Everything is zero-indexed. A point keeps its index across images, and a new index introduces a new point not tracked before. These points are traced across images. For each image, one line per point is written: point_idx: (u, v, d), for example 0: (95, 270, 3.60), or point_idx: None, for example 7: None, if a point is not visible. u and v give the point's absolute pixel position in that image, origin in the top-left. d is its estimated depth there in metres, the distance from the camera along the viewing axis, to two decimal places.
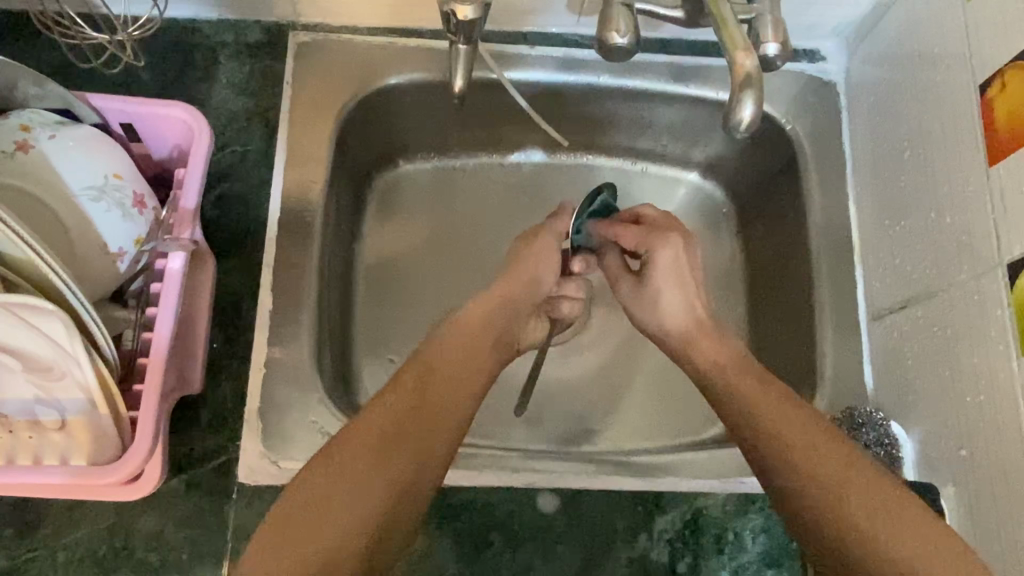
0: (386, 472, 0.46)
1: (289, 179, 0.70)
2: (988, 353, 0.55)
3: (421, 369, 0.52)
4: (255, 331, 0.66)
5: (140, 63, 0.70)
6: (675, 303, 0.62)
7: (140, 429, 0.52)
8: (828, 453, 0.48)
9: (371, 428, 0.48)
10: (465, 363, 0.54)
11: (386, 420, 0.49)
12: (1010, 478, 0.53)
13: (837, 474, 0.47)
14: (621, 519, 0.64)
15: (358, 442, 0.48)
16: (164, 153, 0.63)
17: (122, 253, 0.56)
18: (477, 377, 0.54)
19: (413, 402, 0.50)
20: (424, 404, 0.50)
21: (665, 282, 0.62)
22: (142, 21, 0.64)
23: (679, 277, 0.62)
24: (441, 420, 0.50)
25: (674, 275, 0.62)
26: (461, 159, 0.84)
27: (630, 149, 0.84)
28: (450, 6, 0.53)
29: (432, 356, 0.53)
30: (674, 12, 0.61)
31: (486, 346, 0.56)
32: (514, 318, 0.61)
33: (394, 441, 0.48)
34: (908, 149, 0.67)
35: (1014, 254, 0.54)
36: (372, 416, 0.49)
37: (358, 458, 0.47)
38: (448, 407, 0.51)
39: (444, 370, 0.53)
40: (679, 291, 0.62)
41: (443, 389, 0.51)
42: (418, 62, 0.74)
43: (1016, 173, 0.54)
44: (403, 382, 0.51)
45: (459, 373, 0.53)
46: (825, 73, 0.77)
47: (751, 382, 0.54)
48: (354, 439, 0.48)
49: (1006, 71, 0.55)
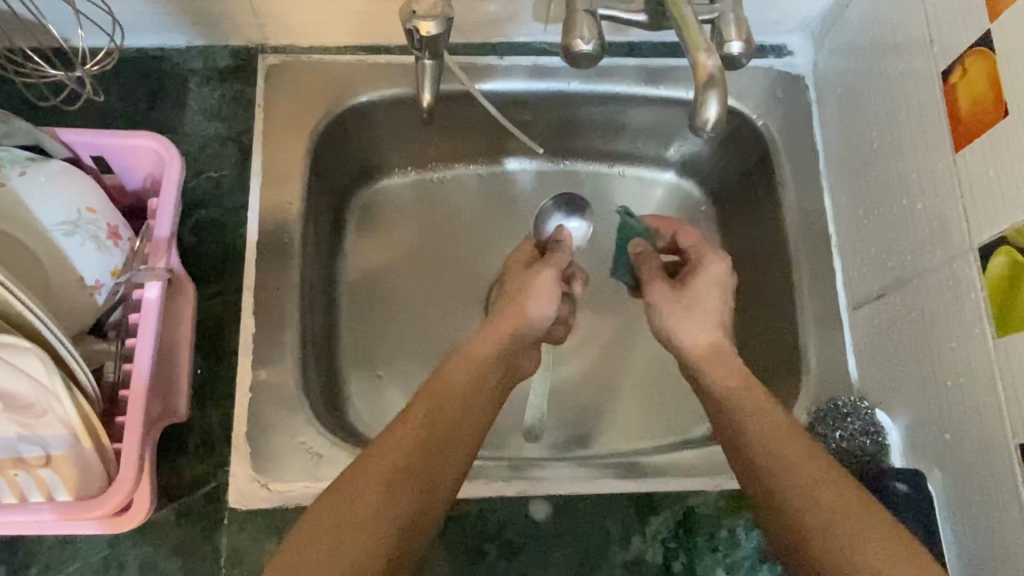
0: (396, 500, 0.47)
1: (266, 201, 0.70)
2: (966, 337, 0.56)
3: (430, 406, 0.53)
4: (239, 355, 0.66)
5: (102, 94, 0.71)
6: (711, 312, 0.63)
7: (125, 460, 0.52)
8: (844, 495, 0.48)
9: (381, 459, 0.49)
10: (466, 397, 0.54)
11: (396, 453, 0.49)
12: (992, 459, 0.53)
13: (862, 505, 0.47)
14: (614, 523, 0.65)
15: (369, 473, 0.48)
16: (137, 184, 0.63)
17: (99, 285, 0.56)
18: (476, 408, 0.55)
19: (423, 436, 0.51)
20: (432, 436, 0.51)
21: (710, 293, 0.63)
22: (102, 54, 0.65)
23: (719, 293, 0.63)
24: (449, 454, 0.51)
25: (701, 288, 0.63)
26: (442, 172, 0.84)
27: (606, 152, 0.84)
28: (412, 23, 0.54)
29: (437, 392, 0.54)
30: (637, 16, 0.61)
31: (487, 380, 0.57)
32: (512, 352, 0.61)
33: (406, 471, 0.48)
34: (877, 139, 0.67)
35: (984, 239, 0.54)
36: (384, 449, 0.50)
37: (369, 487, 0.47)
38: (454, 442, 0.52)
39: (453, 400, 0.54)
40: (716, 301, 0.63)
41: (450, 422, 0.52)
42: (390, 78, 0.74)
43: (982, 158, 0.54)
44: (413, 415, 0.52)
45: (463, 408, 0.54)
46: (792, 68, 0.78)
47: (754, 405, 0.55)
48: (376, 459, 0.49)
49: (966, 58, 0.56)
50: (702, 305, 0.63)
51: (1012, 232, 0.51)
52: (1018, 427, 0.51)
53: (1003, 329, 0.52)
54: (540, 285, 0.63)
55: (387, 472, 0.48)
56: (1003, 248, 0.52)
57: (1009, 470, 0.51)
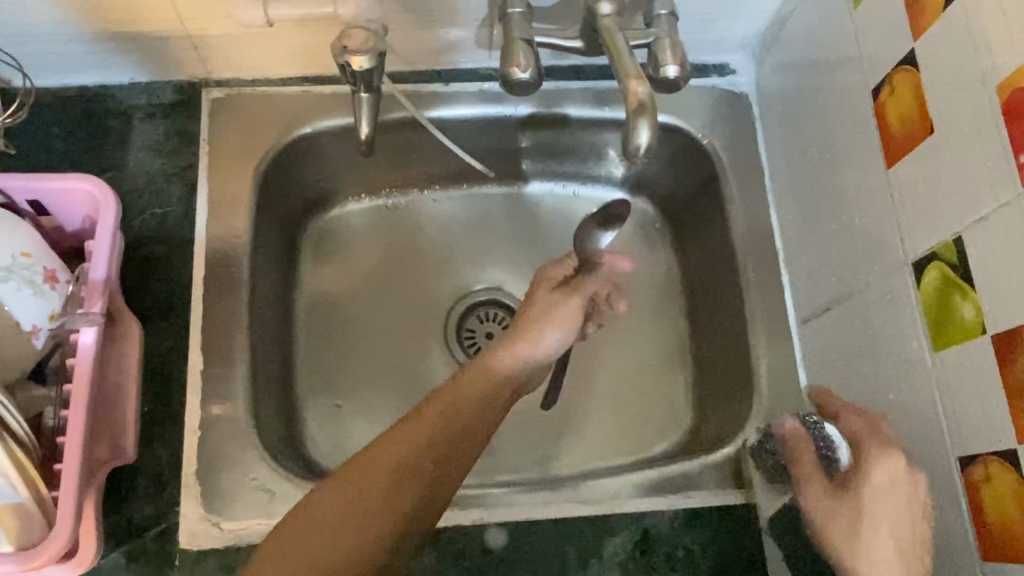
0: (377, 521, 0.48)
1: (212, 236, 0.70)
2: (905, 350, 0.56)
3: (446, 408, 0.53)
4: (188, 392, 0.66)
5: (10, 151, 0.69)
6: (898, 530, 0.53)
7: (63, 508, 0.51)
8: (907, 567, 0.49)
9: (369, 474, 0.49)
10: (477, 403, 0.55)
11: (394, 455, 0.50)
12: (935, 473, 0.53)
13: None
14: (571, 547, 0.64)
15: (354, 492, 0.49)
16: (76, 225, 0.62)
17: (36, 330, 0.55)
18: (487, 416, 0.55)
19: (423, 443, 0.51)
20: (423, 456, 0.51)
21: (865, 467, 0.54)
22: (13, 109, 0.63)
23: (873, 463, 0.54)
24: (439, 473, 0.51)
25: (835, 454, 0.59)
26: (395, 198, 0.84)
27: (558, 173, 0.84)
28: (345, 57, 0.55)
29: (455, 392, 0.55)
30: (574, 42, 0.62)
31: (494, 400, 0.56)
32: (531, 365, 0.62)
33: (394, 489, 0.49)
34: (816, 154, 0.68)
35: (918, 253, 0.55)
36: (379, 453, 0.51)
37: (353, 501, 0.48)
38: (446, 464, 0.51)
39: (469, 406, 0.54)
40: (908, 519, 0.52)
41: (460, 426, 0.53)
42: (336, 108, 0.74)
43: (914, 174, 0.55)
44: (425, 416, 0.53)
45: (465, 428, 0.53)
46: (735, 86, 0.79)
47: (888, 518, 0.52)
48: (376, 456, 0.50)
49: (894, 75, 0.57)
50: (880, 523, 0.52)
51: (942, 248, 0.52)
52: (957, 441, 0.51)
53: (938, 343, 0.53)
54: (562, 310, 0.63)
55: (375, 488, 0.49)
56: (935, 264, 0.53)
57: (949, 484, 0.52)
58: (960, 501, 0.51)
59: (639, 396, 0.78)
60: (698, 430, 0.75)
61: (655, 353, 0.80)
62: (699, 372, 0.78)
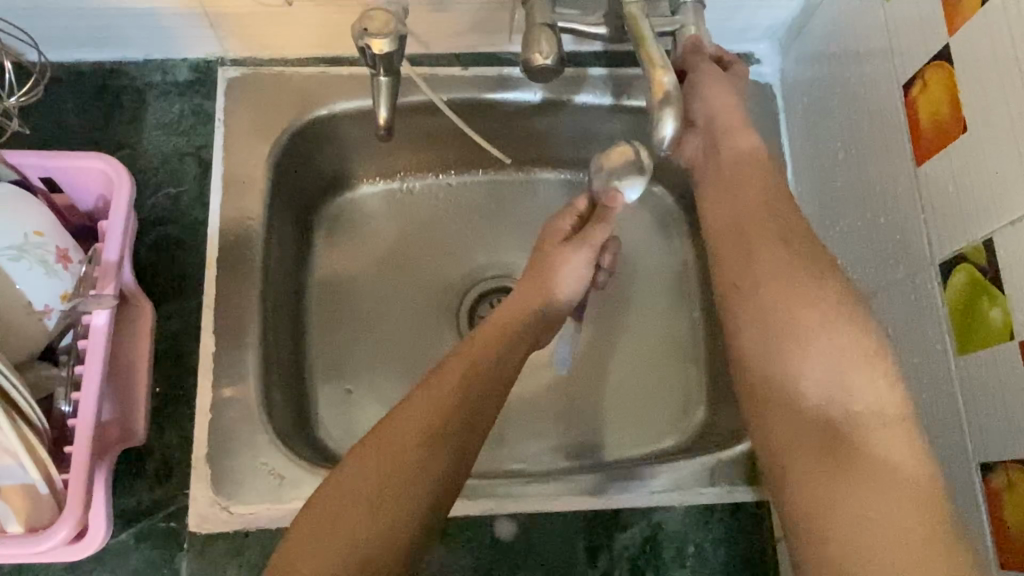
0: (419, 483, 0.49)
1: (226, 216, 0.69)
2: (928, 352, 0.55)
3: (465, 368, 0.55)
4: (199, 375, 0.65)
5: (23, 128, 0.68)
6: (863, 416, 0.51)
7: (74, 489, 0.51)
8: (802, 444, 0.52)
9: (400, 436, 0.51)
10: (494, 360, 0.57)
11: (423, 418, 0.52)
12: (955, 474, 0.53)
13: (804, 455, 0.51)
14: (580, 540, 0.64)
15: (389, 454, 0.50)
16: (89, 204, 0.61)
17: (48, 310, 0.55)
18: (504, 371, 0.57)
19: (449, 402, 0.53)
20: (452, 414, 0.52)
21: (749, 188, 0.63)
22: (27, 87, 0.63)
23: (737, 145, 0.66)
24: (468, 430, 0.52)
25: (749, 235, 0.62)
26: (410, 181, 0.83)
27: (576, 160, 0.83)
28: (365, 40, 0.54)
29: (469, 353, 0.57)
30: (598, 28, 0.61)
31: (510, 356, 0.58)
32: (545, 323, 0.64)
33: (430, 446, 0.51)
34: (842, 149, 0.67)
35: (945, 254, 0.54)
36: (407, 416, 0.52)
37: (390, 469, 0.49)
38: (471, 421, 0.53)
39: (484, 363, 0.56)
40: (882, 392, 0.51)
41: (480, 383, 0.55)
42: (354, 90, 0.73)
43: (945, 173, 0.53)
44: (446, 377, 0.55)
45: (484, 382, 0.55)
46: (759, 76, 0.77)
47: (798, 315, 0.55)
48: (404, 420, 0.52)
49: (926, 70, 0.55)
50: (861, 392, 0.51)
51: (970, 250, 0.51)
52: (979, 446, 0.50)
53: (963, 346, 0.52)
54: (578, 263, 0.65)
55: (409, 455, 0.50)
56: (962, 266, 0.52)
57: (969, 488, 0.51)
58: (981, 507, 0.51)
59: (652, 387, 0.77)
60: (711, 423, 0.75)
61: (670, 344, 0.79)
62: (713, 364, 0.77)
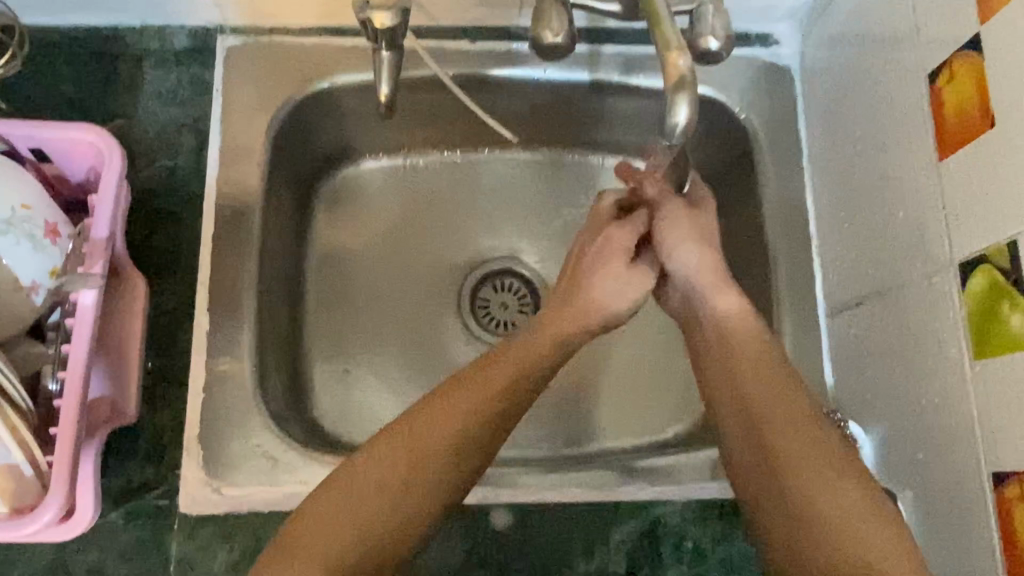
0: (434, 487, 0.48)
1: (223, 191, 0.67)
2: (943, 354, 0.53)
3: (514, 366, 0.53)
4: (192, 353, 0.64)
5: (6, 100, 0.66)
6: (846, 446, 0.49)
7: (59, 473, 0.50)
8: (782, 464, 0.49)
9: (432, 433, 0.49)
10: (544, 360, 0.54)
11: (460, 417, 0.50)
12: (966, 480, 0.51)
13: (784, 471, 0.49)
14: (576, 533, 0.63)
15: (416, 452, 0.48)
16: (80, 177, 0.60)
17: (35, 286, 0.53)
18: (550, 374, 0.55)
19: (489, 404, 0.51)
20: (489, 419, 0.50)
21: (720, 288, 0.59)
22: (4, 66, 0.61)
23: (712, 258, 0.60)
24: (496, 439, 0.51)
25: None
26: (414, 157, 0.81)
27: (586, 141, 0.81)
28: (367, 13, 0.52)
29: (521, 348, 0.54)
30: (612, 5, 0.58)
31: (560, 356, 0.55)
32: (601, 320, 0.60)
33: (458, 451, 0.49)
34: (861, 139, 0.64)
35: (965, 254, 0.51)
36: (444, 411, 0.50)
37: (413, 468, 0.48)
38: (504, 429, 0.51)
39: (535, 362, 0.54)
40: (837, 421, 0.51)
41: (525, 387, 0.53)
42: (357, 63, 0.71)
43: (969, 169, 0.51)
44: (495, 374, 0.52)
45: (528, 387, 0.53)
46: (777, 59, 0.75)
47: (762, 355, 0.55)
48: (438, 413, 0.50)
49: (954, 60, 0.53)
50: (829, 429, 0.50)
51: (992, 251, 0.49)
52: (992, 454, 0.49)
53: (980, 350, 0.50)
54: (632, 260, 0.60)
55: (435, 456, 0.48)
56: (983, 267, 0.50)
57: (980, 497, 0.50)
58: (991, 517, 0.49)
59: (656, 376, 0.76)
60: None
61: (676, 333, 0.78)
62: None
